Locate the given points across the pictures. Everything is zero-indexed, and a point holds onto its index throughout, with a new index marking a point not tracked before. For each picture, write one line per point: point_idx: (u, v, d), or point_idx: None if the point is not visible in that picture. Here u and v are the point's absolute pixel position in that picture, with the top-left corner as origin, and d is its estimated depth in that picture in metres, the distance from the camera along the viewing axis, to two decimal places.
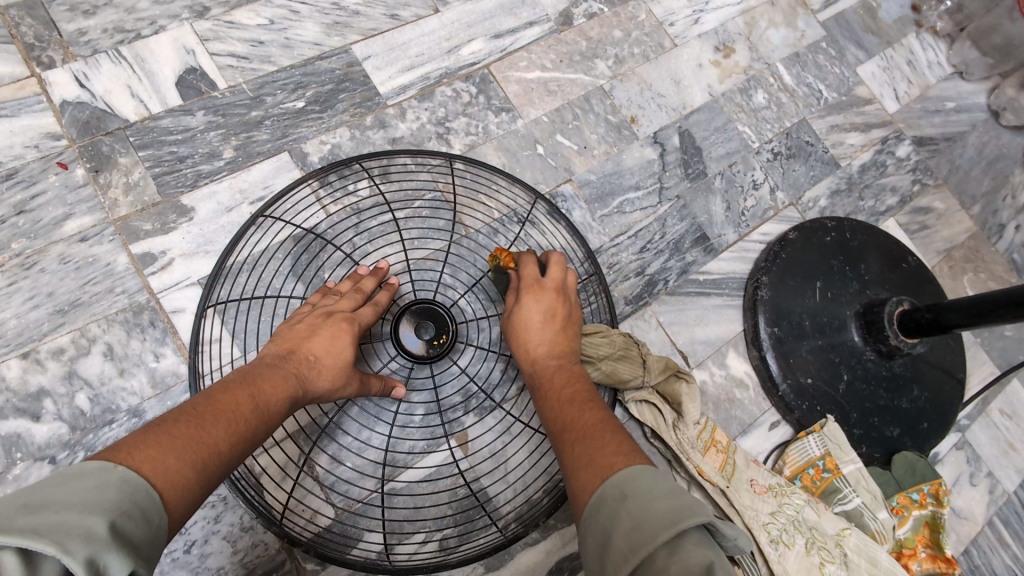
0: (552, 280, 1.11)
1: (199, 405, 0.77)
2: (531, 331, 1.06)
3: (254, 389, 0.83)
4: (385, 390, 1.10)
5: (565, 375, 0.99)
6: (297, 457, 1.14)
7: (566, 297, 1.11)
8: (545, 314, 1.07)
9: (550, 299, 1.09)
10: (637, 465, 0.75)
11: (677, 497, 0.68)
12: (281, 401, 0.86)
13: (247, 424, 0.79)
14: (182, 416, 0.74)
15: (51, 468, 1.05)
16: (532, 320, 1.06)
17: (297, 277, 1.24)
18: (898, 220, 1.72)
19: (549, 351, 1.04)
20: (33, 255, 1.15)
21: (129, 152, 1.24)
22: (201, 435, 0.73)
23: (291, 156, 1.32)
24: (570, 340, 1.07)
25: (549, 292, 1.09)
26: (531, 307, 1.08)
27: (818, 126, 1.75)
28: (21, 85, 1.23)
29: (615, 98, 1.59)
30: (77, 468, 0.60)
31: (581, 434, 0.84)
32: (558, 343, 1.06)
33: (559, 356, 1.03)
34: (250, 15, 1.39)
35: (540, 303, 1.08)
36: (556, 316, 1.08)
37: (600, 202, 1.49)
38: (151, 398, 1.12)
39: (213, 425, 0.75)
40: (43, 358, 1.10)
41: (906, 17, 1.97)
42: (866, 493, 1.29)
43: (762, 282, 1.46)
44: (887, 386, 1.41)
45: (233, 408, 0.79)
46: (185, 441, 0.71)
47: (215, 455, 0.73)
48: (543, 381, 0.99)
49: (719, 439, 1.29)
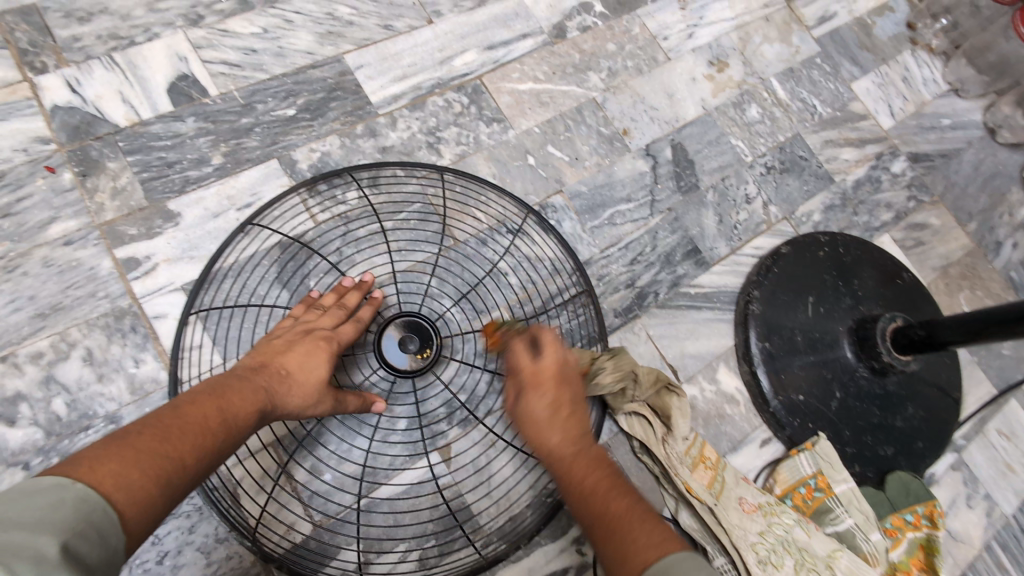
0: (551, 362, 0.99)
1: (166, 416, 0.76)
2: (540, 424, 0.96)
3: (223, 402, 0.81)
4: (365, 407, 1.08)
5: (586, 463, 0.92)
6: (273, 468, 1.12)
7: (571, 372, 1.01)
8: (550, 405, 0.96)
9: (552, 386, 0.98)
10: (679, 559, 0.75)
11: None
12: (249, 415, 0.84)
13: (212, 437, 0.77)
14: (146, 429, 0.72)
15: (23, 474, 1.04)
16: (537, 415, 0.96)
17: (282, 285, 1.23)
18: (894, 235, 1.71)
19: (566, 443, 0.94)
20: (16, 259, 1.15)
21: (118, 157, 1.24)
22: (166, 449, 0.71)
23: (280, 164, 1.32)
24: (582, 420, 0.98)
25: (549, 383, 0.98)
26: (534, 403, 0.97)
27: (812, 141, 1.74)
28: (13, 89, 1.24)
29: (608, 111, 1.59)
30: (33, 484, 0.59)
31: (623, 537, 0.82)
32: (573, 428, 0.96)
33: (575, 443, 0.95)
34: (245, 24, 1.40)
35: (544, 396, 0.97)
36: (565, 400, 0.97)
37: (590, 213, 1.48)
38: (129, 404, 1.10)
39: (179, 440, 0.73)
40: (21, 362, 1.09)
41: (901, 35, 1.98)
42: (859, 513, 1.25)
43: (753, 296, 1.44)
44: (881, 404, 1.39)
45: (202, 421, 0.77)
46: (148, 454, 0.69)
47: (180, 470, 0.72)
48: (566, 479, 0.92)
49: (708, 456, 1.26)
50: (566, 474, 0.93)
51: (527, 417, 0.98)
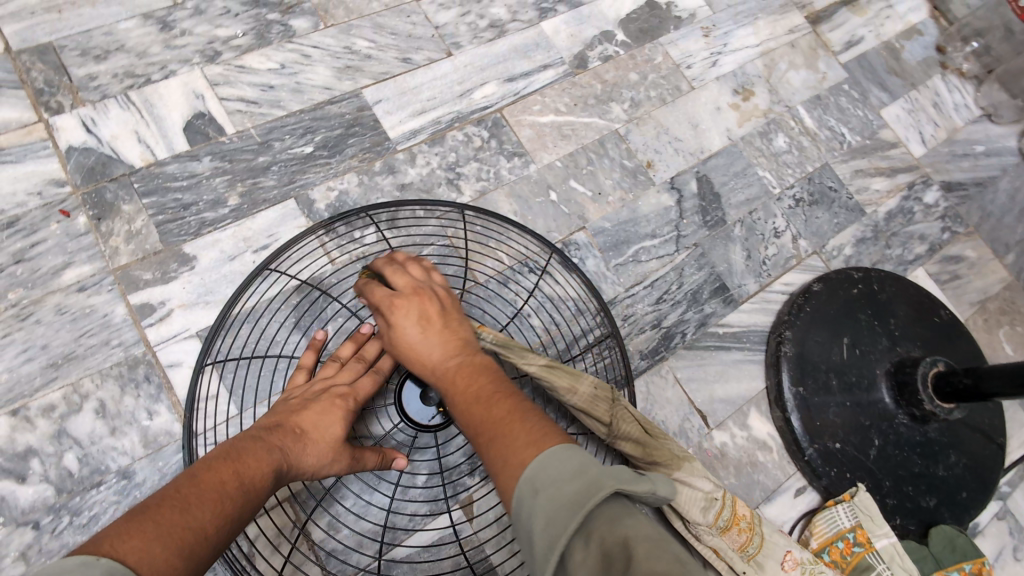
0: (403, 286, 0.95)
1: (184, 485, 0.72)
2: (415, 345, 0.89)
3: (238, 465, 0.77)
4: (385, 464, 1.01)
5: (466, 371, 0.84)
6: (288, 526, 1.07)
7: (429, 293, 0.95)
8: (417, 320, 0.90)
9: (415, 302, 0.92)
10: (545, 446, 0.68)
11: (585, 468, 0.63)
12: (264, 476, 0.79)
13: (232, 503, 0.73)
14: (164, 500, 0.68)
15: (33, 534, 1.00)
16: (409, 337, 0.89)
17: (299, 331, 1.19)
18: (928, 269, 1.65)
19: (437, 361, 0.87)
20: (29, 306, 1.12)
21: (133, 199, 1.21)
22: (185, 519, 0.67)
23: (297, 204, 1.29)
24: (459, 331, 0.91)
25: (406, 301, 0.92)
26: (402, 326, 0.91)
27: (842, 171, 1.69)
28: (28, 130, 1.22)
29: (631, 143, 1.55)
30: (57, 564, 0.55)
31: (497, 433, 0.73)
32: (448, 342, 0.89)
33: (455, 353, 0.88)
34: (262, 59, 1.38)
35: (407, 314, 0.91)
36: (431, 315, 0.91)
37: (614, 250, 1.43)
38: (142, 458, 1.07)
39: (197, 508, 0.69)
40: (32, 416, 1.05)
41: (930, 58, 1.93)
42: (901, 571, 1.19)
43: (785, 337, 1.39)
44: (922, 452, 1.33)
45: (219, 487, 0.73)
46: (168, 527, 0.65)
47: (200, 541, 0.67)
48: (450, 388, 0.84)
49: (742, 514, 1.11)
50: (446, 384, 0.85)
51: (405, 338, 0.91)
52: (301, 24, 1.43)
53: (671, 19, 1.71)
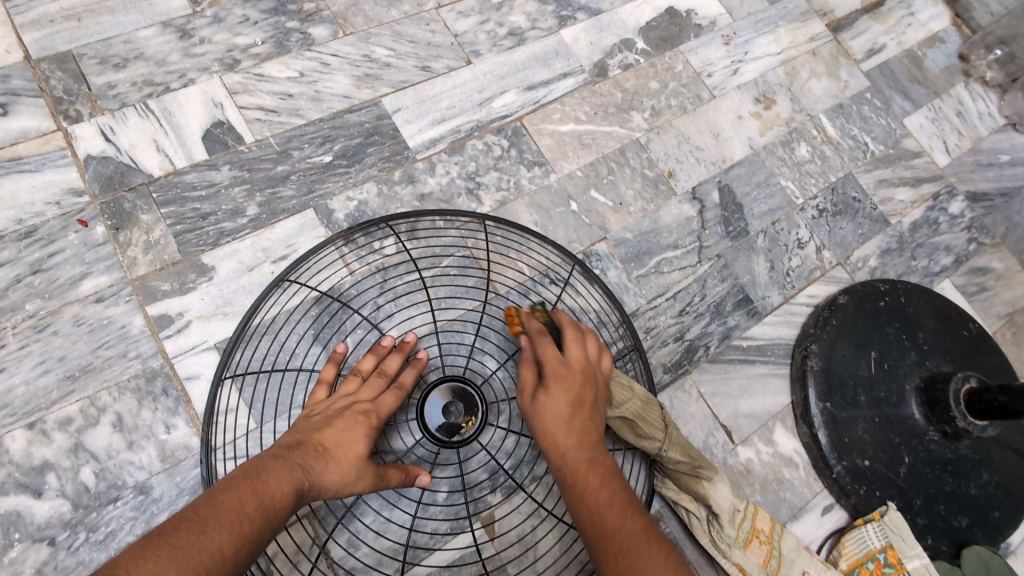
0: (577, 363, 0.97)
1: (202, 505, 0.68)
2: (559, 425, 0.91)
3: (259, 485, 0.73)
4: (408, 480, 0.98)
5: (600, 470, 0.88)
6: (306, 542, 1.05)
7: (592, 377, 0.98)
8: (575, 404, 0.92)
9: (578, 386, 0.94)
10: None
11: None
12: (286, 496, 0.76)
13: (252, 525, 0.70)
14: (182, 521, 0.65)
15: (49, 551, 0.98)
16: (559, 413, 0.91)
17: (319, 343, 1.17)
18: (954, 281, 1.62)
19: (579, 446, 0.89)
20: (46, 317, 1.11)
21: (151, 209, 1.20)
22: (202, 542, 0.64)
23: (316, 214, 1.27)
24: (597, 425, 0.95)
25: (575, 382, 0.94)
26: (557, 399, 0.92)
27: (865, 180, 1.66)
28: (47, 139, 1.21)
29: (652, 152, 1.53)
30: None
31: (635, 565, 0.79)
32: (588, 436, 0.92)
33: (590, 448, 0.91)
34: (281, 67, 1.37)
35: (568, 392, 0.93)
36: (585, 404, 0.94)
37: (636, 261, 1.41)
38: (160, 473, 1.05)
39: (215, 529, 0.66)
40: (49, 429, 1.04)
41: (953, 66, 1.90)
42: None
43: (811, 350, 1.36)
44: (952, 470, 1.30)
45: (237, 507, 0.70)
46: (185, 552, 0.62)
47: (217, 564, 0.64)
48: (581, 481, 0.87)
49: (762, 528, 1.16)
50: (572, 475, 0.88)
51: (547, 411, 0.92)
52: (320, 32, 1.42)
53: (692, 27, 1.69)
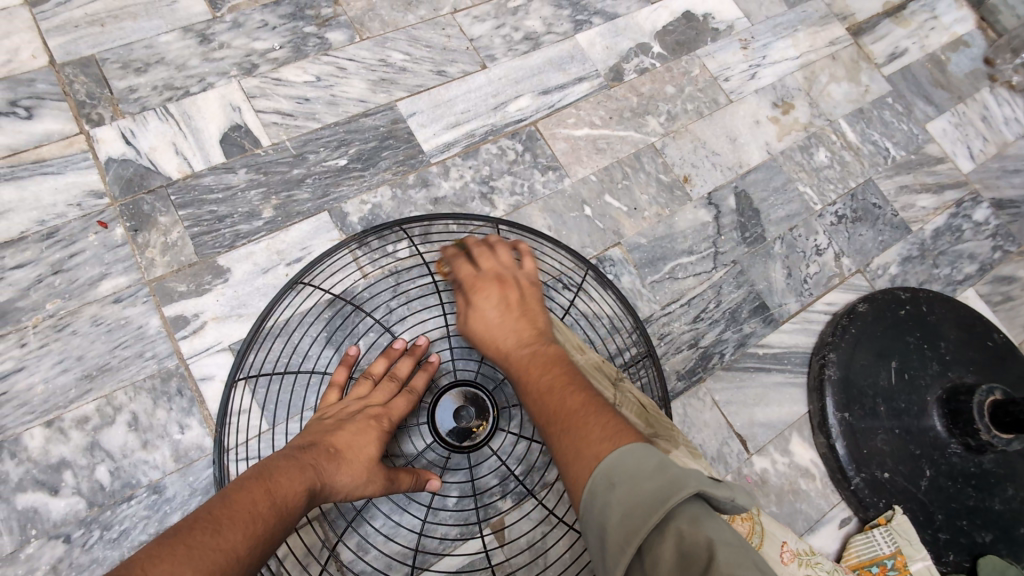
0: (489, 271, 1.00)
1: (215, 507, 0.68)
2: (491, 327, 0.94)
3: (271, 485, 0.73)
4: (418, 485, 0.98)
5: (544, 357, 0.86)
6: (317, 545, 1.06)
7: (512, 279, 1.00)
8: (496, 304, 0.95)
9: (496, 289, 0.98)
10: (624, 446, 0.67)
11: (669, 471, 0.62)
12: (297, 496, 0.75)
13: (265, 524, 0.69)
14: (196, 522, 0.65)
15: (64, 548, 0.99)
16: (485, 317, 0.95)
17: (331, 345, 1.18)
18: (978, 290, 1.58)
19: (517, 341, 0.90)
20: (65, 316, 1.12)
21: (169, 211, 1.22)
22: (217, 542, 0.64)
23: (331, 217, 1.28)
24: (536, 321, 0.95)
25: (491, 286, 0.98)
26: (482, 306, 0.96)
27: (886, 187, 1.63)
28: (69, 142, 1.23)
29: (667, 157, 1.52)
30: None
31: (564, 423, 0.73)
32: (521, 328, 0.93)
33: (527, 339, 0.91)
34: (298, 72, 1.38)
35: (489, 297, 0.97)
36: (511, 302, 0.96)
37: (650, 267, 1.39)
38: (173, 473, 1.06)
39: (229, 529, 0.66)
40: (66, 427, 1.05)
41: (978, 71, 1.86)
42: None
43: (829, 359, 1.34)
44: (975, 484, 1.26)
45: (249, 507, 0.69)
46: (200, 550, 0.62)
47: (233, 564, 0.64)
48: (519, 372, 0.86)
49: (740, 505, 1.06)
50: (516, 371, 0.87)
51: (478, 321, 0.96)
52: (337, 37, 1.43)
53: (709, 31, 1.68)
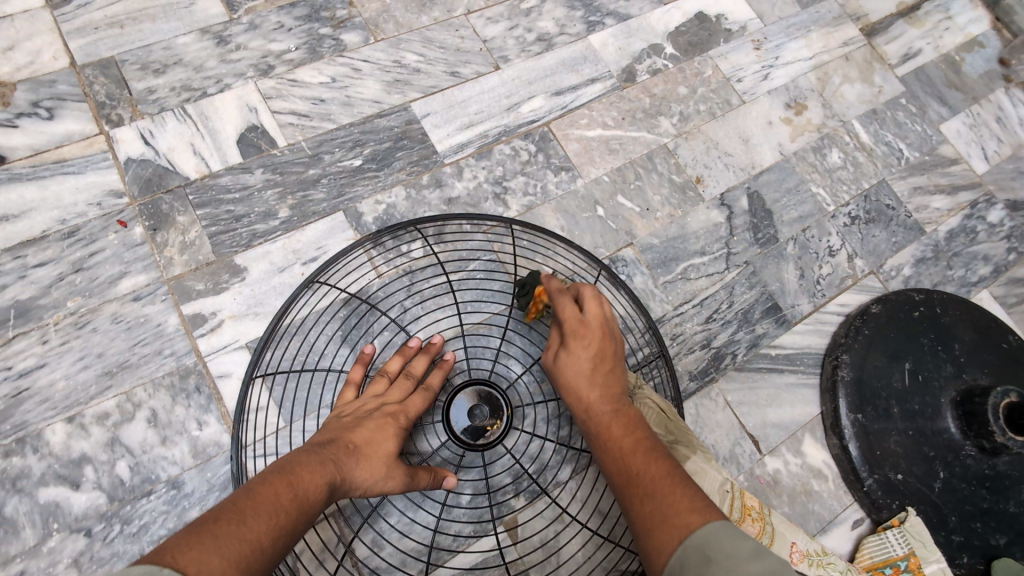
0: (594, 316, 0.96)
1: (240, 499, 0.70)
2: (582, 381, 0.93)
3: (293, 479, 0.75)
4: (435, 482, 0.99)
5: (625, 421, 0.89)
6: (333, 541, 1.07)
7: (612, 329, 0.98)
8: (593, 358, 0.94)
9: (596, 340, 0.95)
10: (713, 523, 0.69)
11: (767, 563, 0.62)
12: (319, 490, 0.77)
13: (287, 516, 0.70)
14: (222, 513, 0.66)
15: (85, 541, 1.01)
16: (580, 369, 0.93)
17: (346, 343, 1.19)
18: (993, 292, 1.57)
19: (604, 398, 0.92)
20: (86, 314, 1.14)
21: (187, 210, 1.23)
22: (243, 532, 0.65)
23: (345, 217, 1.29)
24: (621, 378, 0.96)
25: (594, 336, 0.95)
26: (578, 355, 0.95)
27: (900, 188, 1.63)
28: (90, 142, 1.25)
29: (680, 157, 1.52)
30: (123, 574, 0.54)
31: (655, 495, 0.76)
32: (611, 388, 0.93)
33: (612, 399, 0.92)
34: (314, 73, 1.39)
35: (587, 348, 0.94)
36: (605, 356, 0.95)
37: (663, 267, 1.40)
38: (191, 469, 1.07)
39: (254, 520, 0.67)
40: (87, 423, 1.07)
41: (993, 71, 1.85)
42: None
43: (842, 360, 1.34)
44: (989, 486, 1.26)
45: (272, 499, 0.71)
46: (227, 540, 0.63)
47: (257, 554, 0.65)
48: (604, 432, 0.89)
49: (751, 505, 1.07)
50: (599, 430, 0.90)
51: (568, 372, 0.95)
52: (351, 38, 1.44)
53: (721, 32, 1.68)
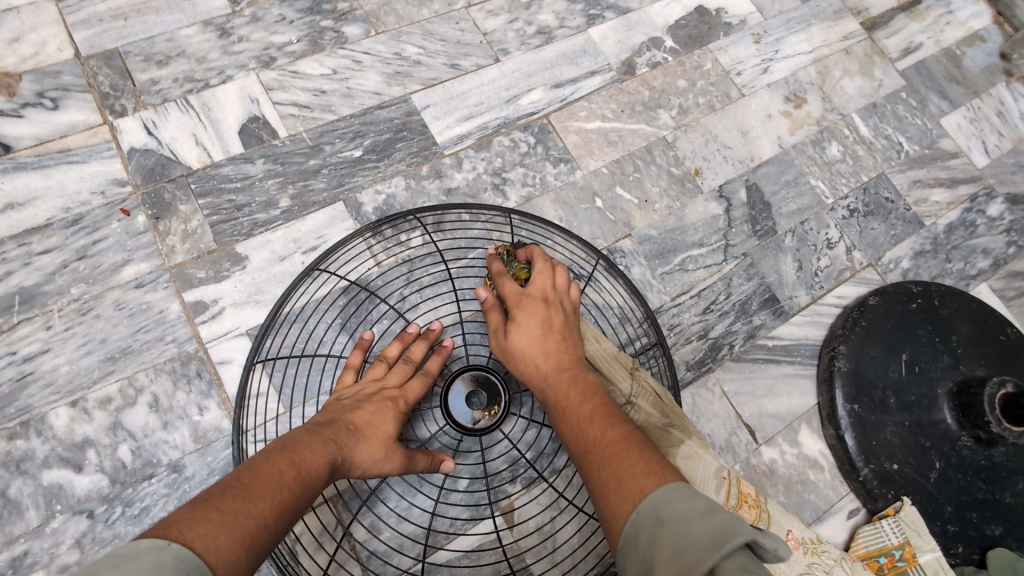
0: (536, 289, 1.01)
1: (244, 475, 0.71)
2: (532, 348, 0.95)
3: (296, 457, 0.76)
4: (433, 466, 1.00)
5: (583, 386, 0.90)
6: (332, 524, 1.08)
7: (557, 301, 1.01)
8: (540, 326, 0.97)
9: (541, 310, 0.99)
10: (668, 485, 0.71)
11: (718, 519, 0.65)
12: (321, 469, 0.78)
13: (290, 494, 0.72)
14: (227, 489, 0.68)
15: (88, 523, 1.02)
16: (528, 337, 0.95)
17: (346, 331, 1.20)
18: (992, 285, 1.57)
19: (557, 366, 0.93)
20: (90, 301, 1.16)
21: (190, 199, 1.25)
22: (248, 509, 0.66)
23: (346, 206, 1.30)
24: (574, 346, 0.98)
25: (538, 305, 0.99)
26: (525, 326, 0.97)
27: (899, 181, 1.63)
28: (93, 132, 1.26)
29: (678, 150, 1.52)
30: (132, 546, 0.56)
31: (610, 457, 0.77)
32: (561, 356, 0.94)
33: (566, 368, 0.93)
34: (315, 65, 1.41)
35: (534, 316, 0.98)
36: (553, 325, 0.98)
37: (661, 258, 1.41)
38: (192, 453, 1.09)
39: (259, 497, 0.68)
40: (90, 407, 1.08)
41: (994, 65, 1.85)
42: None
43: (839, 351, 1.34)
44: (985, 477, 1.26)
45: (276, 477, 0.72)
46: (232, 516, 0.64)
47: (261, 530, 0.66)
48: (558, 399, 0.89)
49: (748, 493, 1.06)
50: (553, 398, 0.90)
51: (517, 341, 0.96)
52: (352, 31, 1.45)
53: (721, 26, 1.68)
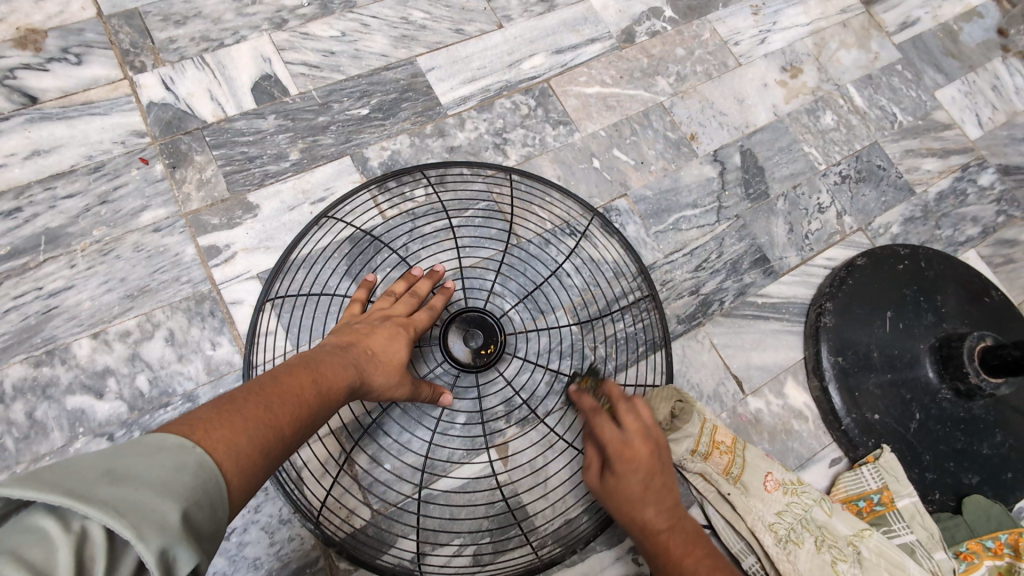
0: (638, 434, 0.94)
1: (265, 386, 0.74)
2: (637, 504, 0.92)
3: (318, 375, 0.81)
4: (434, 397, 1.08)
5: (689, 543, 0.92)
6: (337, 453, 1.14)
7: (654, 440, 0.96)
8: (645, 480, 0.92)
9: (646, 460, 0.94)
10: None
11: None
12: (341, 388, 0.84)
13: (310, 408, 0.77)
14: (251, 396, 0.71)
15: (108, 445, 1.09)
16: (634, 493, 0.92)
17: (350, 277, 1.26)
18: (980, 252, 1.61)
19: (664, 520, 0.93)
20: (110, 243, 1.22)
21: (204, 150, 1.31)
22: (269, 417, 0.70)
23: (353, 161, 1.36)
24: (672, 489, 0.96)
25: (643, 456, 0.93)
26: (630, 479, 0.93)
27: (891, 150, 1.67)
28: (114, 86, 1.32)
29: (675, 115, 1.57)
30: (159, 440, 0.58)
31: None
32: (665, 506, 0.93)
33: (672, 520, 0.93)
34: (325, 27, 1.46)
35: (639, 471, 0.93)
36: (656, 474, 0.94)
37: (655, 218, 1.46)
38: (205, 384, 1.16)
39: (280, 411, 0.72)
40: (111, 339, 1.15)
41: (991, 41, 1.88)
42: (922, 530, 1.18)
43: (825, 308, 1.38)
44: (964, 428, 1.32)
45: (297, 392, 0.76)
46: (254, 421, 0.68)
47: (282, 439, 0.71)
48: (669, 556, 0.91)
49: (722, 439, 1.18)
50: (663, 554, 0.92)
51: (621, 492, 0.94)
52: None
53: None
